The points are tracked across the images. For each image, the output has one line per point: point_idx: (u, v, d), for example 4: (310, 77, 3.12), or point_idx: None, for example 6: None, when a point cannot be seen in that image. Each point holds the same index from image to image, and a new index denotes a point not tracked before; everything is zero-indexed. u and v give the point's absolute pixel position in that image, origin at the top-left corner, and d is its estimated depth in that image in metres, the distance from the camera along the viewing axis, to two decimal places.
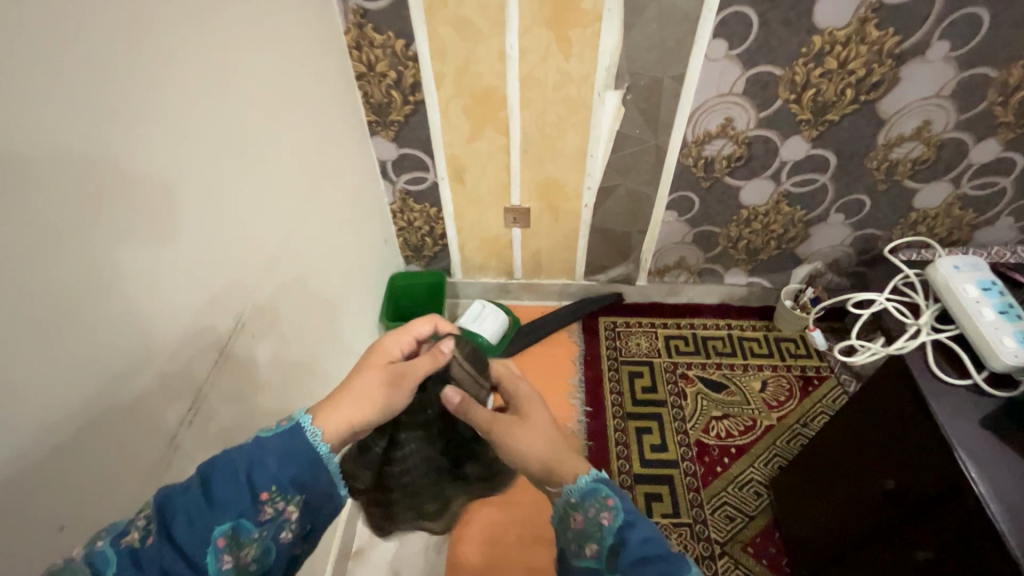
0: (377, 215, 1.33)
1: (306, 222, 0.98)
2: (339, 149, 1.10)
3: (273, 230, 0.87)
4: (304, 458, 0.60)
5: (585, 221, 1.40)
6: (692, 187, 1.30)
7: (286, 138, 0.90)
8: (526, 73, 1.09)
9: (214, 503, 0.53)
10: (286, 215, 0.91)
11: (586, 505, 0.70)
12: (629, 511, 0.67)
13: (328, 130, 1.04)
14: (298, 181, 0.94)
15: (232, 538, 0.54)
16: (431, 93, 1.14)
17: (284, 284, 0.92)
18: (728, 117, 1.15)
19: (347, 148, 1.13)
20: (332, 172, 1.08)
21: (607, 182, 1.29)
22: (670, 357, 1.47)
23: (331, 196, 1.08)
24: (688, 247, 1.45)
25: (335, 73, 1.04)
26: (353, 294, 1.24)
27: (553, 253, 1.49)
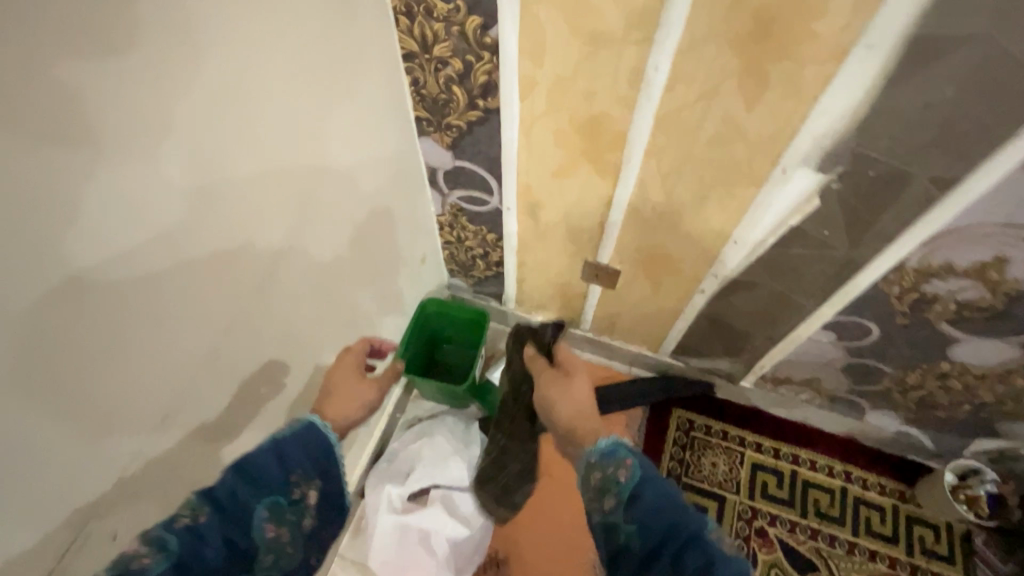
0: (415, 233, 0.99)
1: (289, 299, 0.69)
2: (362, 178, 0.76)
3: (222, 340, 0.58)
4: (308, 441, 0.54)
5: (694, 305, 0.97)
6: (878, 317, 0.83)
7: (268, 196, 0.58)
8: (671, 112, 0.64)
9: (254, 478, 0.49)
10: (253, 305, 0.62)
11: (603, 466, 0.61)
12: (649, 469, 0.59)
13: (343, 159, 0.70)
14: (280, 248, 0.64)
15: (269, 516, 0.49)
16: (510, 104, 0.72)
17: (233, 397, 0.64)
18: (1003, 256, 0.65)
19: (375, 176, 0.79)
20: (342, 215, 0.75)
21: (746, 276, 0.85)
22: (751, 497, 1.11)
23: (339, 244, 0.77)
24: (831, 371, 1.01)
25: (362, 75, 0.67)
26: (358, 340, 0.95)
27: (639, 322, 1.10)
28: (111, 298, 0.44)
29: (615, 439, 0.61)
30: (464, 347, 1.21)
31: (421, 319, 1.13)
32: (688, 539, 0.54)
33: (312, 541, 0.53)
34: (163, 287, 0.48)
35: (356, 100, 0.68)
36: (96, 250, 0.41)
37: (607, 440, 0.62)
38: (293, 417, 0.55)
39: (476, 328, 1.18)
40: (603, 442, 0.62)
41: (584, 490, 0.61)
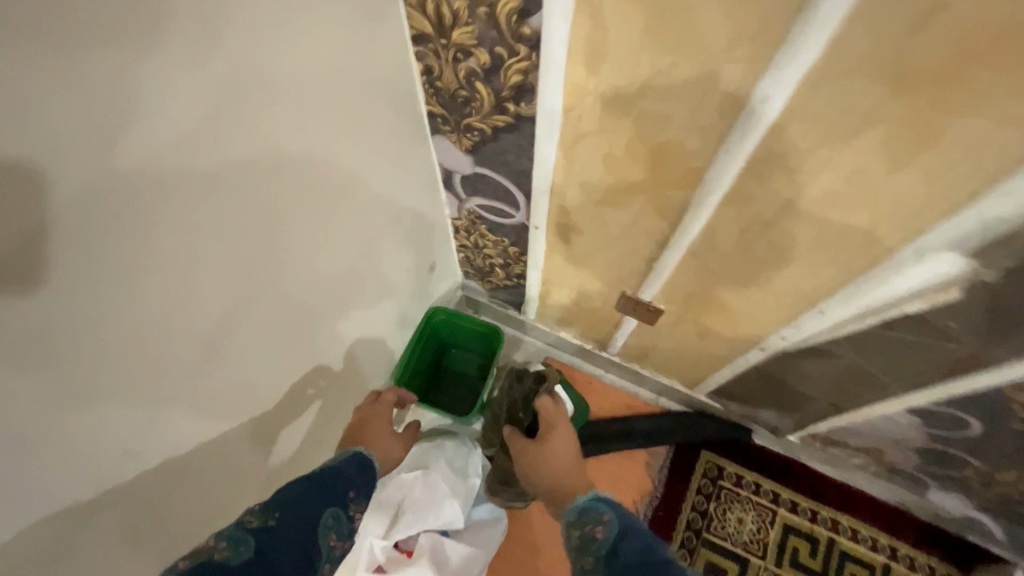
0: (424, 240, 0.85)
1: (283, 324, 0.58)
2: (360, 184, 0.62)
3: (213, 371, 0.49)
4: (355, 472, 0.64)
5: (747, 359, 0.81)
6: (986, 418, 0.66)
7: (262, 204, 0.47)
8: (771, 155, 0.46)
9: (334, 475, 0.60)
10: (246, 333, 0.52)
11: (584, 520, 0.53)
12: (630, 522, 0.50)
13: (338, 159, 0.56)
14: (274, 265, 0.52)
15: (332, 527, 0.55)
16: (550, 113, 0.54)
17: (217, 451, 0.55)
18: None
19: (370, 181, 0.64)
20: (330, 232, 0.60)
21: (823, 346, 0.68)
22: (777, 563, 0.99)
23: (344, 257, 0.65)
24: (900, 448, 0.85)
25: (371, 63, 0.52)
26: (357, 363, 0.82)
27: (675, 358, 0.95)
28: (117, 383, 0.40)
29: (593, 494, 0.55)
30: (473, 363, 1.09)
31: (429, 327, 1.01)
32: None
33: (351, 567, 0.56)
34: (145, 292, 0.39)
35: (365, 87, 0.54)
36: (94, 311, 0.36)
37: (585, 495, 0.56)
38: (341, 450, 0.66)
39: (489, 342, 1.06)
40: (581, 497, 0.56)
41: (566, 548, 0.53)
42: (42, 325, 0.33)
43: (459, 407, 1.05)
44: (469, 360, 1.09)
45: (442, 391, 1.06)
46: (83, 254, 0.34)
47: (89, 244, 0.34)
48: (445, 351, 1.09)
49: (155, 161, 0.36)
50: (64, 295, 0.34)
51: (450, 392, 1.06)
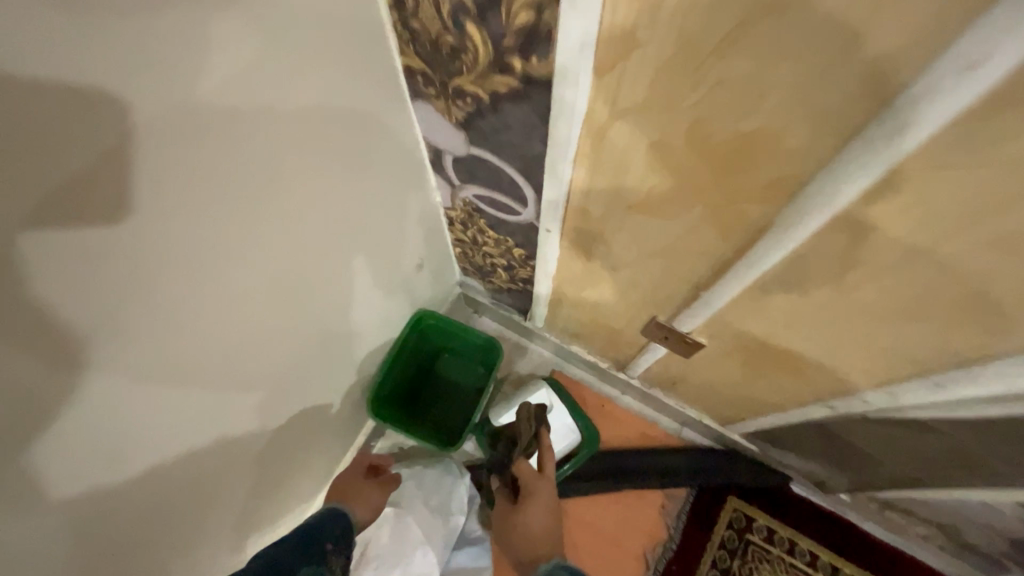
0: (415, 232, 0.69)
1: (313, 290, 0.53)
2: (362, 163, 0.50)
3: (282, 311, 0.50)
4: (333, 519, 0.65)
5: (807, 411, 0.64)
6: None
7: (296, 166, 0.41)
8: (933, 163, 0.28)
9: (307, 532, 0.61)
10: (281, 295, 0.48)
11: None
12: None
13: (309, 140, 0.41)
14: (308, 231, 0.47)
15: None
16: (576, 76, 0.36)
17: (236, 417, 0.52)
18: None
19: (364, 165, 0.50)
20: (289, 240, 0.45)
21: (923, 420, 0.50)
22: None
23: (381, 224, 0.60)
24: (987, 533, 0.68)
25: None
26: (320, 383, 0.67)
27: (709, 393, 0.78)
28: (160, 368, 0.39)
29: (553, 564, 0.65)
30: (468, 374, 0.94)
31: (415, 332, 0.87)
32: None
33: None
34: (212, 239, 0.37)
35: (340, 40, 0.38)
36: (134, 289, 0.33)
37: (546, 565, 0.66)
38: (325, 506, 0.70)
39: (488, 351, 0.91)
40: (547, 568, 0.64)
41: None
42: (82, 299, 0.30)
43: (449, 425, 0.91)
44: (464, 371, 0.94)
45: (431, 405, 0.92)
46: (167, 190, 0.31)
47: (172, 180, 0.31)
48: (437, 359, 0.94)
49: (226, 101, 0.32)
50: (156, 226, 0.32)
51: (440, 407, 0.92)
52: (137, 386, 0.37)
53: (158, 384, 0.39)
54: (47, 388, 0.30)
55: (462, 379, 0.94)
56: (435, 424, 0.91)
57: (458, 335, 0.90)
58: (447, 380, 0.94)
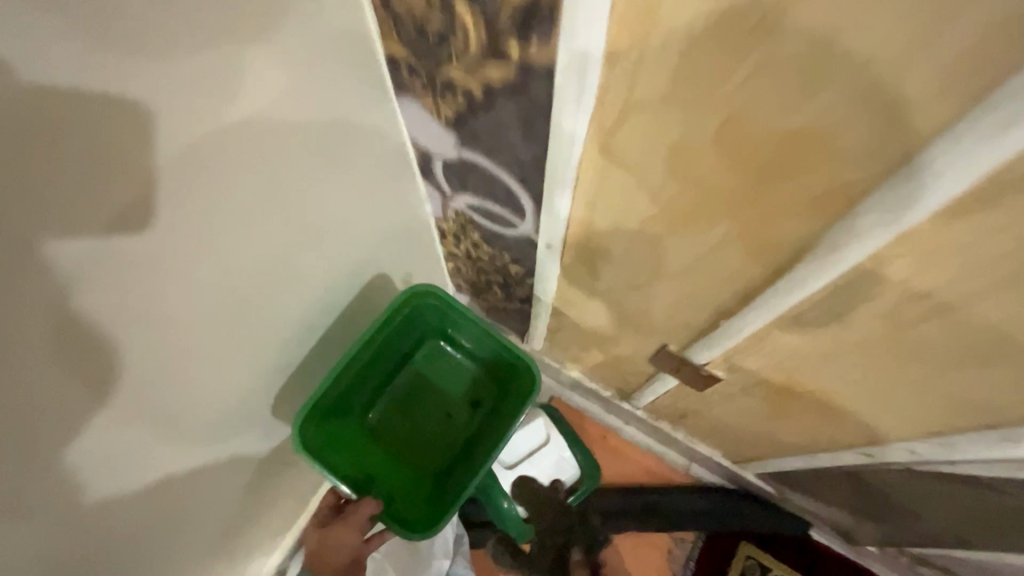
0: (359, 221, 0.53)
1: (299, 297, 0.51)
2: (276, 112, 0.35)
3: (273, 324, 0.49)
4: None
5: (833, 454, 0.57)
6: None
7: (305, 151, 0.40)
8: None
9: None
10: (268, 296, 0.46)
11: None
12: None
13: (205, 74, 0.29)
14: (329, 230, 0.49)
15: None
16: (579, 60, 0.30)
17: (184, 443, 0.46)
18: None
19: (274, 106, 0.35)
20: (132, 175, 0.29)
21: (977, 474, 0.43)
22: None
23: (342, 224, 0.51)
24: None
25: None
26: (200, 420, 0.47)
27: (722, 429, 0.71)
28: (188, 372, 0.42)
29: None
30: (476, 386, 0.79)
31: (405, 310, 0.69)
32: None
33: None
34: (188, 249, 0.35)
35: (321, 26, 0.34)
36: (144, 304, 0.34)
37: None
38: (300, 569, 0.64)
39: (518, 377, 0.75)
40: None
41: None
42: (129, 316, 0.34)
43: (415, 438, 0.77)
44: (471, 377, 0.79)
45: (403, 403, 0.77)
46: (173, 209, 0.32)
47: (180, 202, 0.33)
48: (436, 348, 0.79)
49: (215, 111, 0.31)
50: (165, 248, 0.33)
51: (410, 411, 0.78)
52: (169, 385, 0.40)
53: (146, 403, 0.39)
54: (76, 391, 0.33)
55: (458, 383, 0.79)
56: (390, 452, 0.76)
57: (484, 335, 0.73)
58: (441, 377, 0.79)
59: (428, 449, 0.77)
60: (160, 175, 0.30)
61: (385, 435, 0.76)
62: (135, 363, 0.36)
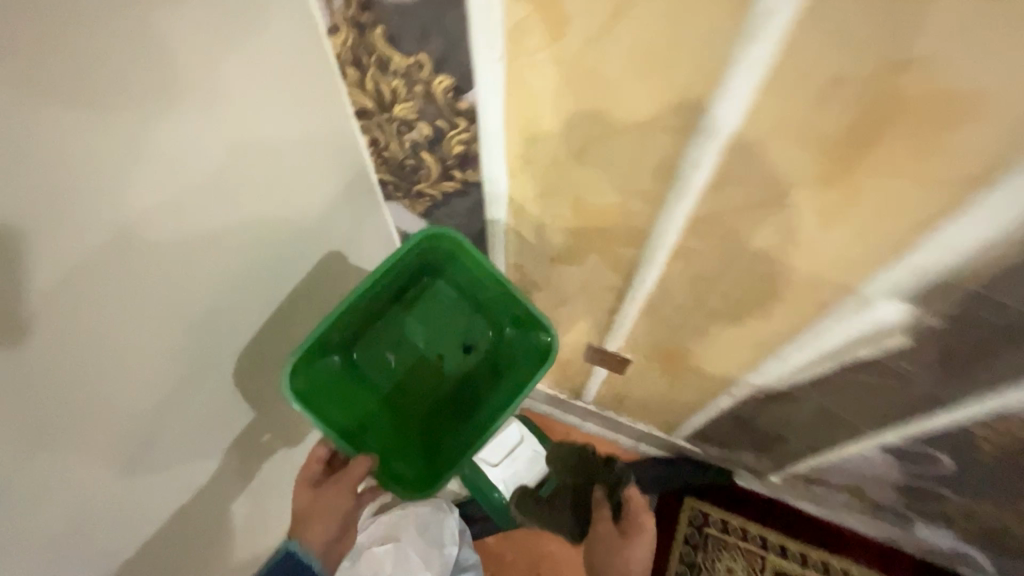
0: (246, 274, 0.56)
1: (199, 353, 0.54)
2: (157, 180, 0.40)
3: (178, 383, 0.52)
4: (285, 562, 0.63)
5: (717, 403, 0.81)
6: (953, 453, 0.66)
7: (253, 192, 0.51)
8: (708, 216, 0.47)
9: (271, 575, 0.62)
10: (166, 355, 0.49)
11: None
12: None
13: (84, 155, 0.34)
14: (218, 285, 0.52)
15: None
16: (496, 178, 0.55)
17: (85, 515, 0.46)
18: None
19: (156, 177, 0.40)
20: (34, 251, 0.34)
21: (787, 389, 0.68)
22: None
23: (232, 278, 0.54)
24: (879, 485, 0.84)
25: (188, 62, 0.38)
26: (109, 483, 0.48)
27: (647, 404, 0.93)
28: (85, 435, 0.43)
29: None
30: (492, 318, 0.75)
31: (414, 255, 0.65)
32: None
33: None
34: (78, 307, 0.38)
35: (208, 98, 0.41)
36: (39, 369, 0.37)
37: None
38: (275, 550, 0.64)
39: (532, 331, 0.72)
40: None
41: None
42: (28, 381, 0.37)
43: (415, 381, 0.76)
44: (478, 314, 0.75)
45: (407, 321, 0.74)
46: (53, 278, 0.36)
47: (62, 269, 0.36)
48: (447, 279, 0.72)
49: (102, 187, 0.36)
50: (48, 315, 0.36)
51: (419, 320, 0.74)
52: (72, 444, 0.42)
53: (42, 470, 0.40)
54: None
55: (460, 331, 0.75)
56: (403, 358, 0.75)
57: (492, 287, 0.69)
58: (450, 301, 0.74)
59: (427, 376, 0.76)
60: (49, 233, 0.34)
61: (382, 373, 0.75)
62: (41, 425, 0.39)
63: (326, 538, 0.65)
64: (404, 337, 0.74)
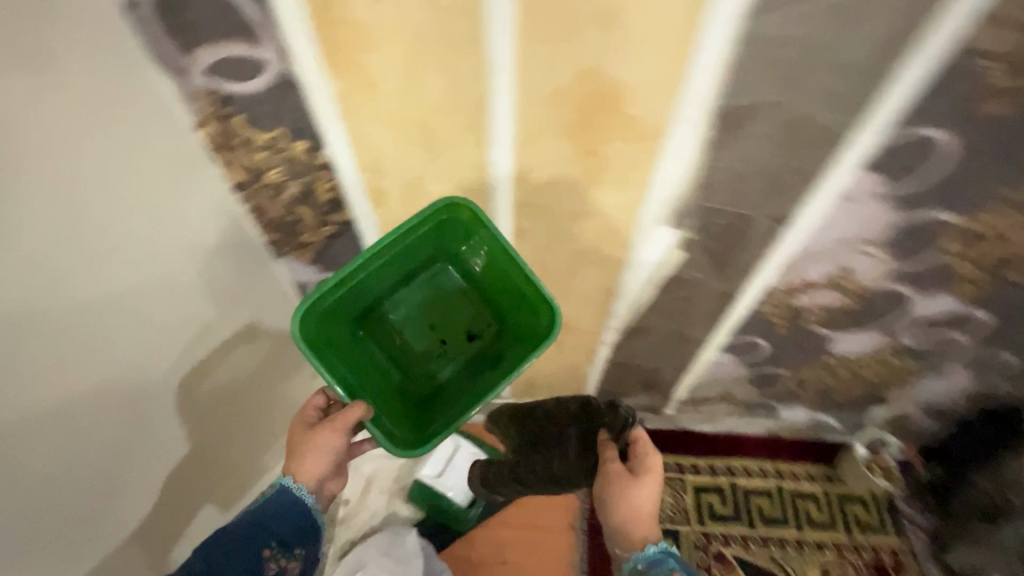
0: (110, 343, 0.59)
1: (56, 435, 0.55)
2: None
3: (34, 466, 0.54)
4: (271, 506, 0.69)
5: (600, 357, 0.98)
6: (764, 333, 0.88)
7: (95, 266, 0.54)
8: (525, 199, 0.65)
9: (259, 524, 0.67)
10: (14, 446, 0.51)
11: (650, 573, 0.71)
12: None
13: None
14: (73, 367, 0.55)
15: (276, 549, 0.66)
16: (364, 213, 0.68)
17: None
18: (844, 266, 0.72)
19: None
20: None
21: (638, 322, 0.86)
22: (703, 526, 1.13)
23: (85, 358, 0.56)
24: (738, 385, 1.05)
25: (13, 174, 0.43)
26: None
27: (552, 379, 1.09)
28: None
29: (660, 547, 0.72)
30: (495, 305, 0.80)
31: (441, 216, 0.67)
32: None
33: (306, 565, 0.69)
34: None
35: (37, 194, 0.46)
36: None
37: (652, 547, 0.72)
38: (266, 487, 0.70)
39: (534, 315, 0.74)
40: (650, 550, 0.72)
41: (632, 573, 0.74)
42: None
43: (416, 357, 0.82)
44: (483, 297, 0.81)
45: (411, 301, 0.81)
46: None
47: None
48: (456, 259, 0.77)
49: None
50: None
51: (423, 300, 0.81)
52: None
53: None
54: None
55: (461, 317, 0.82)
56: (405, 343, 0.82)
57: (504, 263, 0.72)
58: (467, 284, 0.80)
59: (427, 353, 0.82)
60: None
61: (387, 348, 0.82)
62: None
63: (314, 474, 0.71)
64: (412, 310, 0.81)
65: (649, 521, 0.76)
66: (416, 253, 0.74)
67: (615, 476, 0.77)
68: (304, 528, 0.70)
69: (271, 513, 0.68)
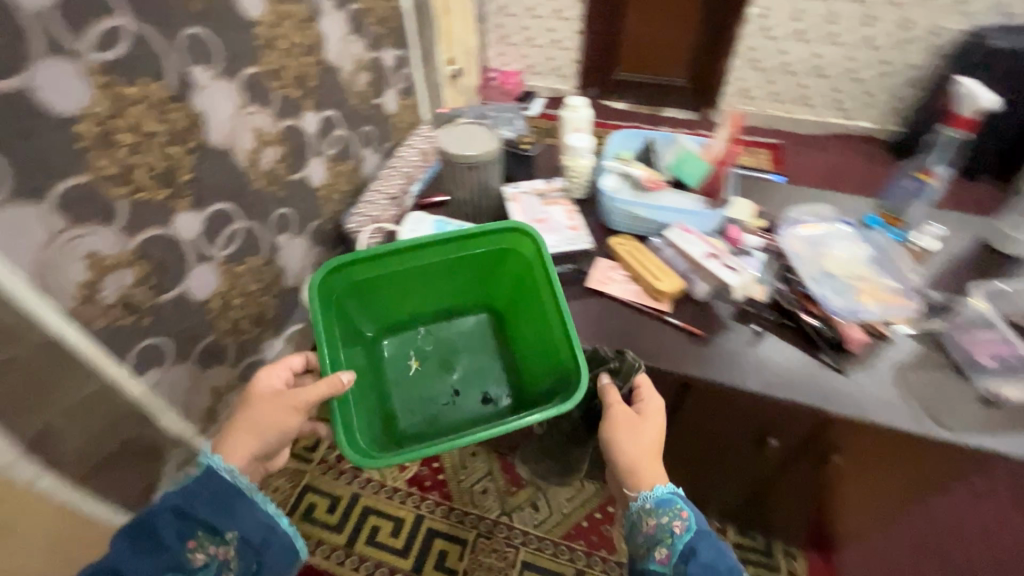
0: None
1: None
2: None
3: None
4: (206, 483, 0.67)
5: (60, 486, 0.94)
6: (140, 335, 0.99)
7: None
8: None
9: (183, 512, 0.65)
10: None
11: (658, 513, 0.59)
12: (705, 533, 0.58)
13: None
14: None
15: (196, 538, 0.64)
16: None
17: None
18: (91, 253, 0.85)
19: None
20: None
21: (27, 433, 0.85)
22: (314, 457, 1.27)
23: None
24: (205, 377, 1.18)
25: None
26: None
27: (48, 538, 0.96)
28: None
29: (668, 486, 0.60)
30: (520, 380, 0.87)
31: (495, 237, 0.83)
32: (696, 542, 0.57)
33: (251, 548, 0.67)
34: None
35: None
36: None
37: (660, 486, 0.60)
38: (195, 464, 0.68)
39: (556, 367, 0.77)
40: (658, 488, 0.60)
41: (636, 536, 0.61)
42: None
43: (414, 399, 0.86)
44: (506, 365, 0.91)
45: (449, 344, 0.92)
46: None
47: None
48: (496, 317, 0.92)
49: None
50: None
51: (456, 345, 0.91)
52: None
53: None
54: None
55: (485, 376, 0.89)
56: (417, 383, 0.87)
57: (539, 304, 0.81)
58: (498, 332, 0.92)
59: (436, 396, 0.86)
60: None
61: (399, 376, 0.87)
62: None
63: (251, 446, 0.70)
64: (439, 352, 0.90)
65: (658, 460, 0.63)
66: (452, 278, 0.88)
67: (618, 421, 0.65)
68: (251, 502, 0.68)
69: (206, 486, 0.67)
